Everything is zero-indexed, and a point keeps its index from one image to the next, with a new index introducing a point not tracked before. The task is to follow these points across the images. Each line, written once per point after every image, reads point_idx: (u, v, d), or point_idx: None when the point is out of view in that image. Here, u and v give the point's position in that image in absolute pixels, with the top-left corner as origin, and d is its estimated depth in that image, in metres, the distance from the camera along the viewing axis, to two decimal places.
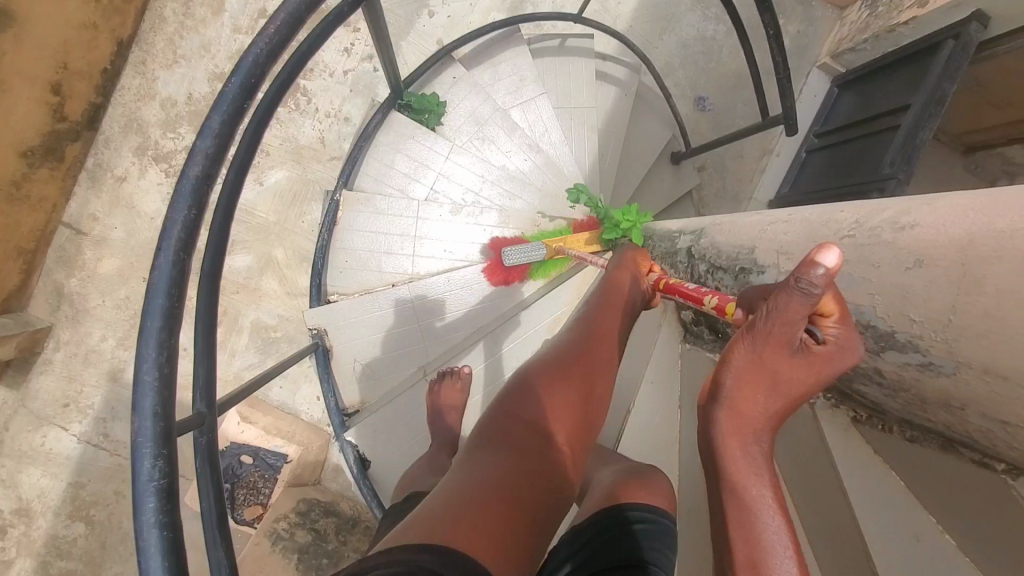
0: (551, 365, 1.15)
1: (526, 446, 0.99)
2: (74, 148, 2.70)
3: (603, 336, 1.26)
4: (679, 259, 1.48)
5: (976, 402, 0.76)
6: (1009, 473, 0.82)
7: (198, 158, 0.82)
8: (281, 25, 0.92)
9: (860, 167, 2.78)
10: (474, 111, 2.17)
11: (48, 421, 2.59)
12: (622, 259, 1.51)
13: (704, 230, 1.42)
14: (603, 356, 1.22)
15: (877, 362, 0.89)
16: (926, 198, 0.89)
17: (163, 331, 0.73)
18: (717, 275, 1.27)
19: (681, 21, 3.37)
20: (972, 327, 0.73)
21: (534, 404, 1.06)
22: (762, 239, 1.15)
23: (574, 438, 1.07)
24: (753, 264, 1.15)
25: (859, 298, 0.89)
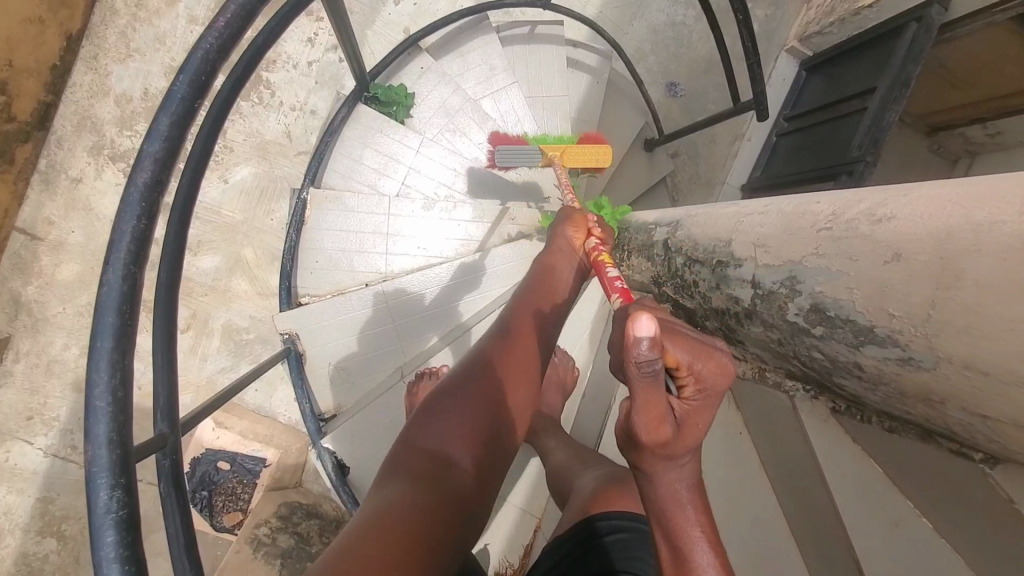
0: (465, 377, 1.11)
1: (429, 472, 0.97)
2: (24, 149, 2.57)
3: (524, 337, 1.22)
4: (656, 252, 1.46)
5: (957, 396, 0.77)
6: (986, 463, 0.86)
7: (147, 163, 0.77)
8: (231, 18, 0.86)
9: (829, 151, 2.82)
10: (444, 102, 2.12)
11: (11, 435, 2.49)
12: (556, 247, 1.46)
13: (680, 221, 1.41)
14: (520, 364, 1.17)
15: (857, 356, 0.89)
16: (901, 189, 0.89)
17: (115, 351, 0.68)
18: (694, 268, 1.26)
19: (650, 7, 3.36)
20: (952, 323, 0.74)
21: (442, 422, 1.04)
22: (738, 231, 1.14)
23: (482, 458, 1.04)
24: (730, 257, 1.14)
25: (838, 291, 0.88)
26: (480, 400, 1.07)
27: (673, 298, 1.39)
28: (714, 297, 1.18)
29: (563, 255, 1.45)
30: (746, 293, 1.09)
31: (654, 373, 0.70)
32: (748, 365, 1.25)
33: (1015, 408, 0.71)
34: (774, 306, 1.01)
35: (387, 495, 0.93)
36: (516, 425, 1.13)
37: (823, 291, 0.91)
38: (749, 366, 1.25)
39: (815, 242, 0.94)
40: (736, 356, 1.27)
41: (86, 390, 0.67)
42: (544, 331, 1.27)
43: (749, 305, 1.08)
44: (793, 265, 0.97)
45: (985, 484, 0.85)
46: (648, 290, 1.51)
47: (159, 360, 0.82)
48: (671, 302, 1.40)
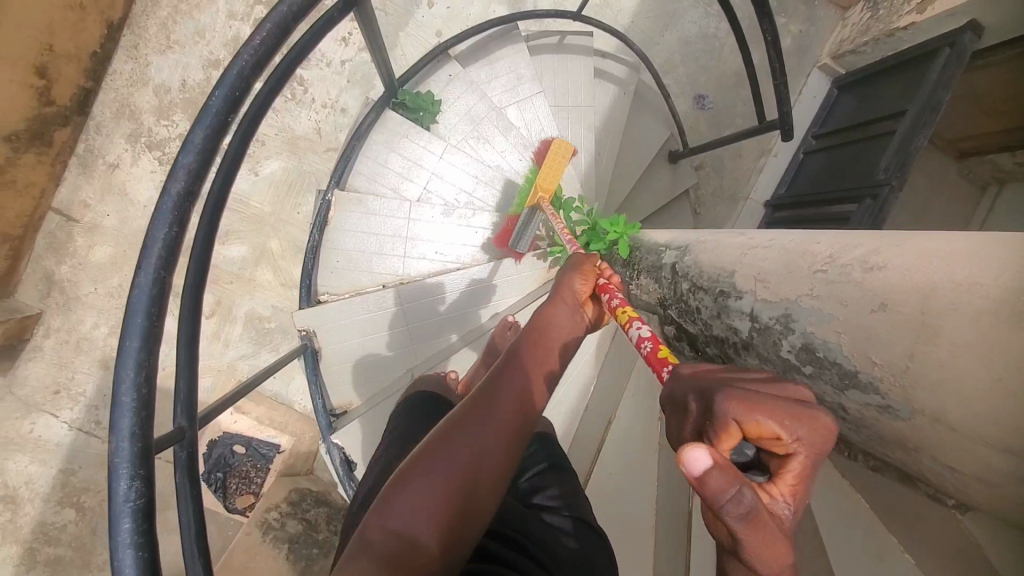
0: (434, 452, 0.91)
1: (390, 558, 0.81)
2: (63, 133, 2.71)
3: (512, 405, 1.00)
4: (663, 275, 1.47)
5: (928, 446, 0.79)
6: (958, 509, 0.87)
7: (181, 173, 0.82)
8: (267, 35, 0.91)
9: (854, 173, 2.81)
10: (470, 109, 2.16)
11: (38, 408, 2.67)
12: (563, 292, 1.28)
13: (688, 246, 1.41)
14: (509, 435, 0.97)
15: (841, 399, 0.89)
16: (899, 237, 0.90)
17: (142, 351, 0.73)
18: (698, 293, 1.27)
19: (682, 18, 3.40)
20: (926, 377, 0.75)
21: (403, 509, 0.85)
22: (741, 263, 1.16)
23: (447, 538, 0.85)
24: (731, 288, 1.15)
25: (826, 333, 0.89)
26: (450, 487, 0.88)
27: (677, 321, 1.39)
28: (715, 325, 1.19)
29: (571, 303, 1.27)
30: (744, 324, 1.09)
31: (742, 503, 0.66)
32: None
33: (977, 464, 0.73)
34: (769, 341, 1.02)
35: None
36: (492, 512, 0.92)
37: (815, 330, 0.92)
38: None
39: (810, 283, 0.95)
40: None
41: (113, 386, 0.72)
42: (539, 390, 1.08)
43: (747, 337, 1.09)
44: (789, 302, 0.98)
45: (958, 531, 0.87)
46: (655, 311, 1.51)
47: (182, 358, 0.87)
48: (676, 325, 1.40)
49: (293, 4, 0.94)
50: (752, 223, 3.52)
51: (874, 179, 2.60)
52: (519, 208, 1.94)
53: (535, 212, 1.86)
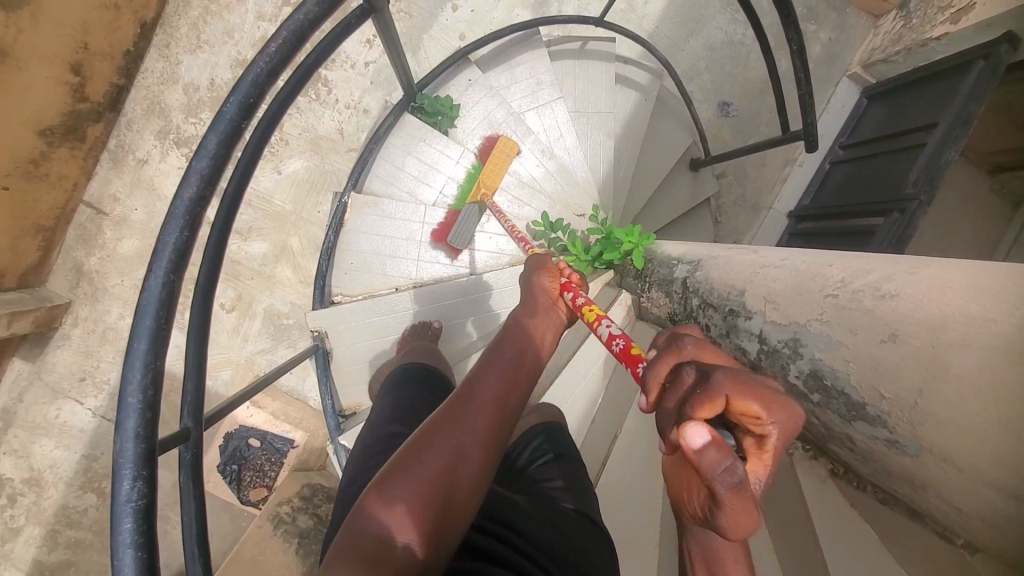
0: (412, 454, 0.91)
1: (370, 556, 0.81)
2: (96, 129, 2.79)
3: (492, 403, 1.01)
4: (673, 289, 1.44)
5: (935, 484, 0.76)
6: (966, 548, 0.83)
7: (194, 179, 0.83)
8: (283, 43, 0.93)
9: (882, 186, 2.74)
10: (489, 114, 2.18)
11: (64, 395, 2.76)
12: (533, 297, 1.33)
13: (700, 261, 1.39)
14: (491, 430, 0.98)
15: (848, 429, 0.87)
16: (915, 263, 0.87)
17: (149, 353, 0.75)
18: (708, 311, 1.25)
19: (708, 24, 3.36)
20: (933, 413, 0.73)
21: (384, 505, 0.86)
22: (752, 282, 1.13)
23: (431, 535, 0.85)
24: (741, 308, 1.13)
25: (835, 361, 0.87)
26: (430, 484, 0.88)
27: None
28: (724, 345, 1.17)
29: (541, 305, 1.30)
30: (752, 346, 1.07)
31: (736, 478, 0.63)
32: None
33: (984, 506, 0.70)
34: (777, 365, 1.00)
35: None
36: (475, 510, 0.93)
37: (823, 357, 0.90)
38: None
39: (820, 308, 0.93)
40: None
41: (120, 387, 0.73)
42: (518, 384, 1.08)
43: (754, 360, 1.06)
44: (798, 326, 0.96)
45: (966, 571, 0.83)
46: (664, 325, 1.49)
47: (190, 359, 0.88)
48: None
49: (309, 12, 0.96)
50: (775, 233, 3.46)
51: (902, 194, 2.53)
52: (460, 203, 2.01)
53: (475, 206, 1.94)
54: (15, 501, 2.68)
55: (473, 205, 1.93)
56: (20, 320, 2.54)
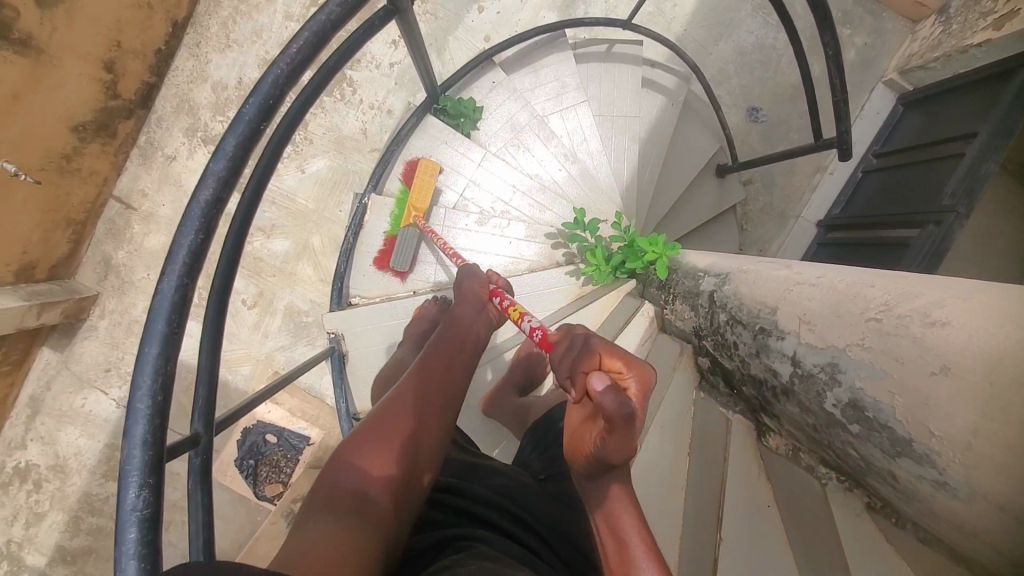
0: (374, 428, 1.11)
1: (347, 509, 0.98)
2: (127, 125, 2.84)
3: (437, 387, 1.22)
4: (700, 303, 1.39)
5: (988, 533, 0.72)
6: None
7: (210, 181, 0.82)
8: (304, 45, 0.92)
9: (917, 195, 2.65)
10: (512, 117, 2.16)
11: (90, 384, 2.81)
12: (465, 296, 1.50)
13: (729, 273, 1.33)
14: (436, 408, 1.19)
15: (892, 466, 0.83)
16: (962, 288, 0.82)
17: (160, 358, 0.73)
18: (735, 327, 1.20)
19: (739, 27, 3.28)
20: (990, 458, 0.69)
21: (353, 467, 1.05)
22: (785, 300, 1.08)
23: (397, 490, 1.04)
24: (773, 327, 1.08)
25: (879, 392, 0.83)
26: (389, 451, 1.07)
27: (713, 352, 1.33)
28: (754, 365, 1.13)
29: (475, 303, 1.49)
30: (785, 367, 1.04)
31: (625, 409, 0.85)
32: (783, 440, 1.16)
33: None
34: (812, 390, 0.95)
35: (316, 528, 0.94)
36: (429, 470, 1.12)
37: (864, 386, 0.86)
38: (785, 442, 1.16)
39: (862, 332, 0.88)
40: (773, 427, 1.18)
41: (130, 393, 0.72)
42: (457, 370, 1.29)
43: (787, 382, 1.03)
44: (835, 350, 0.91)
45: None
46: (689, 340, 1.45)
47: (204, 365, 0.87)
48: (711, 357, 1.34)
49: (331, 14, 0.95)
50: (803, 243, 3.37)
51: (939, 205, 2.45)
52: (395, 229, 1.94)
53: (412, 231, 1.90)
54: (40, 487, 2.74)
55: (413, 230, 1.90)
56: (49, 311, 2.60)
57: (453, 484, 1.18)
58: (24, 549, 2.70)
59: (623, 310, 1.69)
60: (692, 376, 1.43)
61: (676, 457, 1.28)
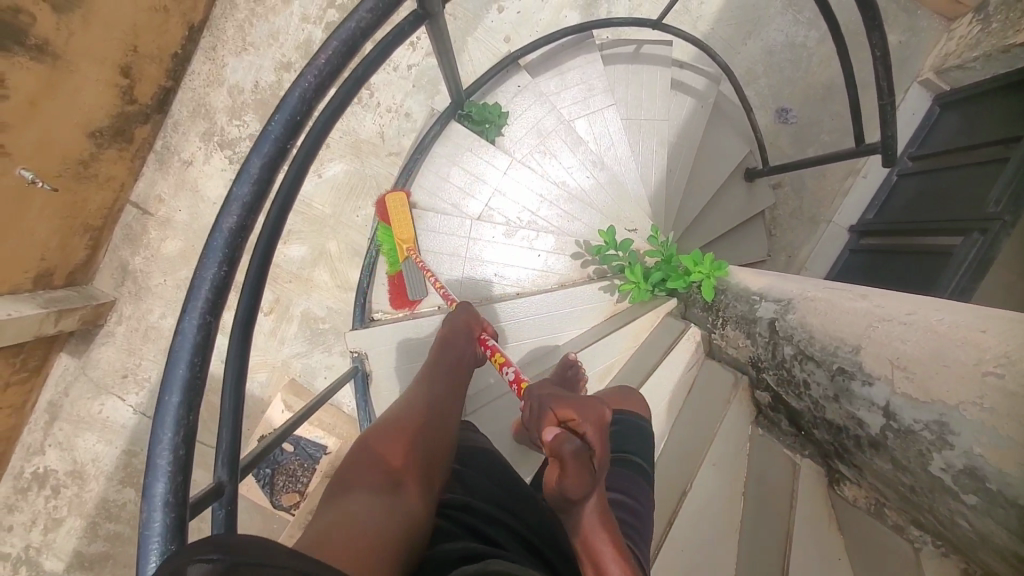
0: (386, 429, 1.07)
1: (377, 492, 0.91)
2: (143, 130, 2.80)
3: (448, 403, 1.20)
4: (757, 331, 1.30)
5: None
6: None
7: (234, 208, 0.75)
8: (332, 54, 0.84)
9: (958, 201, 2.52)
10: (538, 122, 2.07)
11: (107, 391, 2.78)
12: (457, 326, 1.43)
13: (791, 300, 1.25)
14: (443, 409, 1.16)
15: (1017, 546, 0.79)
16: None
17: (182, 407, 0.67)
18: (806, 364, 1.14)
19: (768, 25, 3.16)
20: None
21: (376, 459, 0.99)
22: (869, 338, 1.02)
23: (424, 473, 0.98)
24: (856, 369, 1.03)
25: (1005, 462, 0.78)
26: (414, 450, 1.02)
27: (774, 387, 1.27)
28: (832, 410, 1.09)
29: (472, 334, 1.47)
30: (875, 418, 0.99)
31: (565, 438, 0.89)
32: (860, 492, 1.12)
33: None
34: (913, 448, 0.92)
35: (346, 508, 0.86)
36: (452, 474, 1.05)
37: (983, 453, 0.82)
38: (863, 494, 1.12)
39: (979, 390, 0.83)
40: (847, 476, 1.14)
41: (149, 445, 0.65)
42: (456, 381, 1.29)
43: (878, 434, 0.99)
44: (944, 408, 0.87)
45: None
46: (744, 370, 1.36)
47: (227, 405, 0.81)
48: (772, 393, 1.28)
49: (361, 21, 0.87)
50: (835, 248, 3.25)
51: (983, 213, 2.34)
52: (395, 266, 1.78)
53: (415, 262, 1.76)
54: (58, 493, 2.72)
55: (413, 261, 1.75)
56: (66, 318, 2.57)
57: (469, 500, 0.98)
58: (42, 555, 2.68)
59: (668, 333, 1.59)
60: (748, 409, 1.36)
61: (731, 497, 1.25)
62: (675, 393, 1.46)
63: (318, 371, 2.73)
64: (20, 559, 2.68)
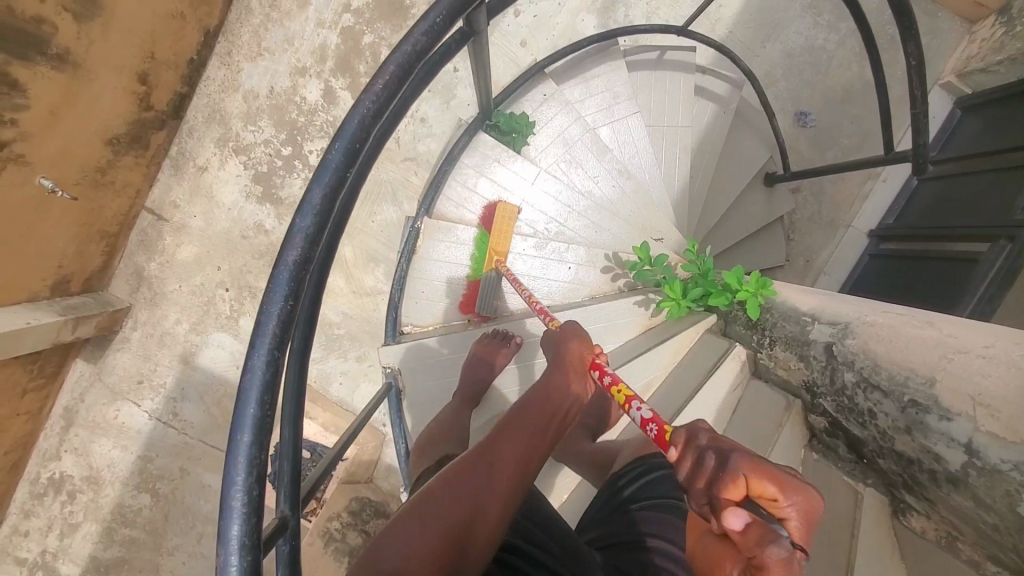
0: (427, 503, 0.96)
1: None
2: (159, 136, 2.78)
3: (517, 476, 1.01)
4: (811, 353, 1.31)
5: None
6: None
7: (297, 240, 0.74)
8: (390, 79, 0.83)
9: (984, 206, 2.49)
10: (564, 131, 2.06)
11: (123, 396, 2.77)
12: (563, 358, 1.22)
13: (848, 324, 1.25)
14: (504, 492, 0.98)
15: None
16: None
17: (254, 446, 0.66)
18: (872, 394, 1.14)
19: (787, 28, 3.13)
20: None
21: (404, 545, 0.90)
22: (944, 373, 1.03)
23: None
24: (932, 403, 1.03)
25: None
26: (442, 539, 0.91)
27: (833, 415, 1.27)
28: (902, 440, 1.09)
29: (574, 369, 1.20)
30: (956, 453, 0.98)
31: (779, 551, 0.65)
32: (930, 524, 1.10)
33: None
34: (998, 488, 0.92)
35: None
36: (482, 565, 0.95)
37: None
38: (933, 526, 1.09)
39: None
40: (915, 507, 1.13)
41: (223, 487, 0.65)
42: (539, 451, 1.06)
43: (958, 470, 0.98)
44: None
45: None
46: (797, 393, 1.36)
47: (287, 439, 0.80)
48: (830, 419, 1.27)
49: (416, 43, 0.85)
50: (855, 253, 3.22)
51: (1012, 219, 2.31)
52: (476, 273, 1.87)
53: (494, 274, 1.81)
54: (74, 498, 2.71)
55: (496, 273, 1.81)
56: (84, 325, 2.56)
57: (517, 542, 1.03)
58: (58, 560, 2.67)
59: (709, 350, 1.58)
60: (801, 433, 1.36)
61: None
62: (719, 413, 1.47)
63: (334, 378, 2.70)
64: (36, 563, 2.67)
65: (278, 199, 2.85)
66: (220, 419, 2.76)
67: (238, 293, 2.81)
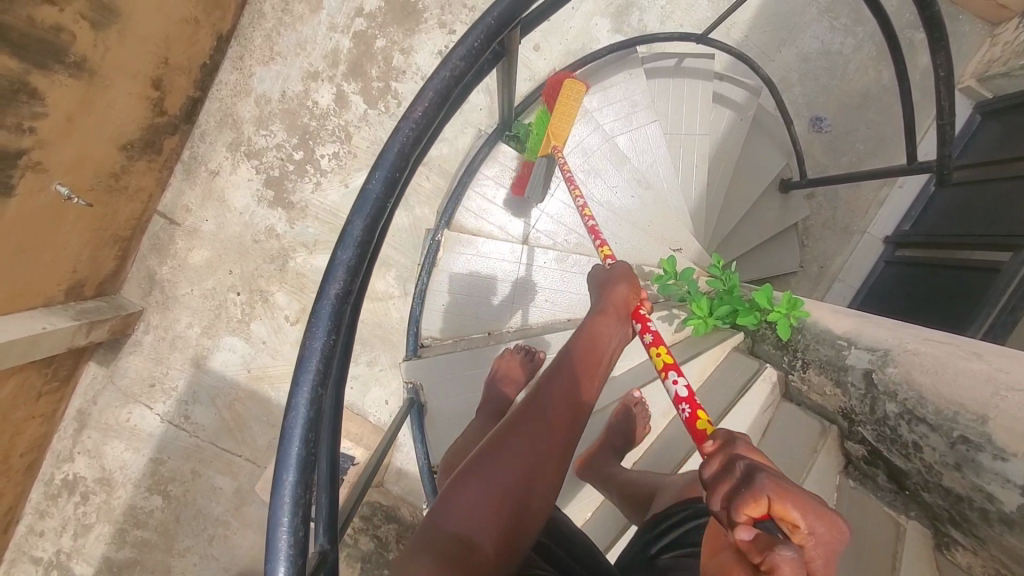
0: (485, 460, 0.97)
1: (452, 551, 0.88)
2: (172, 140, 2.77)
3: (568, 428, 1.04)
4: (850, 380, 1.30)
5: None
6: None
7: (339, 272, 0.73)
8: (428, 105, 0.82)
9: (1006, 216, 2.45)
10: (582, 141, 2.04)
11: (135, 399, 2.77)
12: (612, 303, 1.27)
13: (890, 352, 1.24)
14: (558, 447, 1.01)
15: None
16: None
17: (299, 487, 0.65)
18: (917, 426, 1.14)
19: (803, 32, 3.10)
20: None
21: (470, 503, 0.92)
22: (995, 408, 1.02)
23: (501, 538, 0.91)
24: (983, 441, 1.02)
25: None
26: (505, 487, 0.94)
27: (872, 443, 1.27)
28: (952, 475, 1.08)
29: (615, 317, 1.26)
30: (1011, 495, 0.98)
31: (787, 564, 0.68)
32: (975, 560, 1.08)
33: None
34: None
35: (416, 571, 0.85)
36: (536, 534, 0.98)
37: None
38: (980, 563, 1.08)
39: None
40: (959, 543, 1.11)
41: (268, 528, 0.64)
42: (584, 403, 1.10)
43: (1013, 511, 0.97)
44: None
45: None
46: (835, 419, 1.36)
47: (324, 468, 0.79)
48: (869, 447, 1.27)
49: (453, 69, 0.84)
50: (869, 259, 3.19)
51: None
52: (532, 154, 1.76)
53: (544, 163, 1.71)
54: (87, 499, 2.72)
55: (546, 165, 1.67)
56: (97, 329, 2.56)
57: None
58: (73, 560, 2.67)
59: (737, 370, 1.59)
60: (837, 460, 1.36)
61: None
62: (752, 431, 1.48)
63: None
64: (51, 563, 2.68)
65: (290, 203, 2.84)
66: (231, 422, 2.75)
67: (250, 296, 2.80)
